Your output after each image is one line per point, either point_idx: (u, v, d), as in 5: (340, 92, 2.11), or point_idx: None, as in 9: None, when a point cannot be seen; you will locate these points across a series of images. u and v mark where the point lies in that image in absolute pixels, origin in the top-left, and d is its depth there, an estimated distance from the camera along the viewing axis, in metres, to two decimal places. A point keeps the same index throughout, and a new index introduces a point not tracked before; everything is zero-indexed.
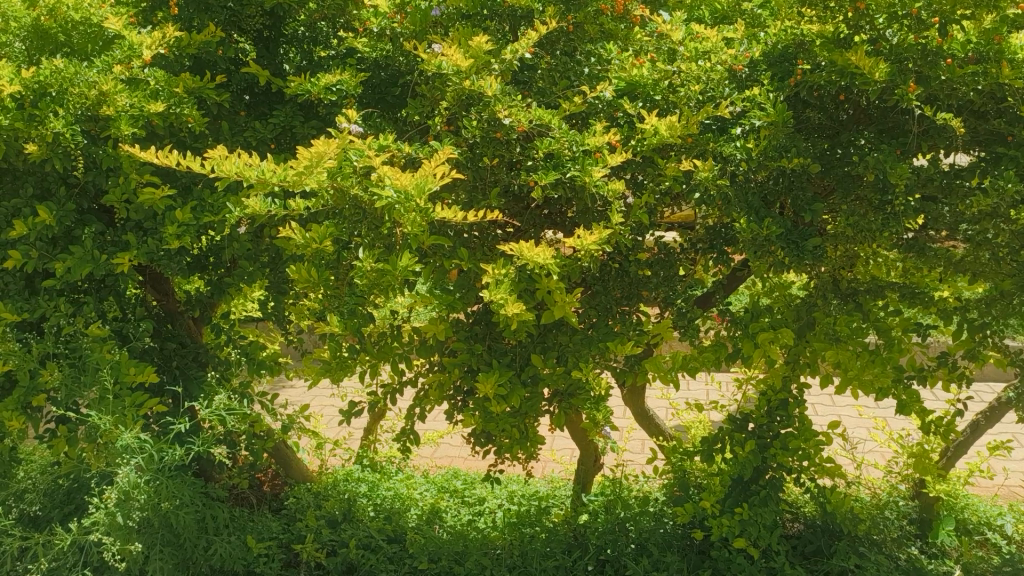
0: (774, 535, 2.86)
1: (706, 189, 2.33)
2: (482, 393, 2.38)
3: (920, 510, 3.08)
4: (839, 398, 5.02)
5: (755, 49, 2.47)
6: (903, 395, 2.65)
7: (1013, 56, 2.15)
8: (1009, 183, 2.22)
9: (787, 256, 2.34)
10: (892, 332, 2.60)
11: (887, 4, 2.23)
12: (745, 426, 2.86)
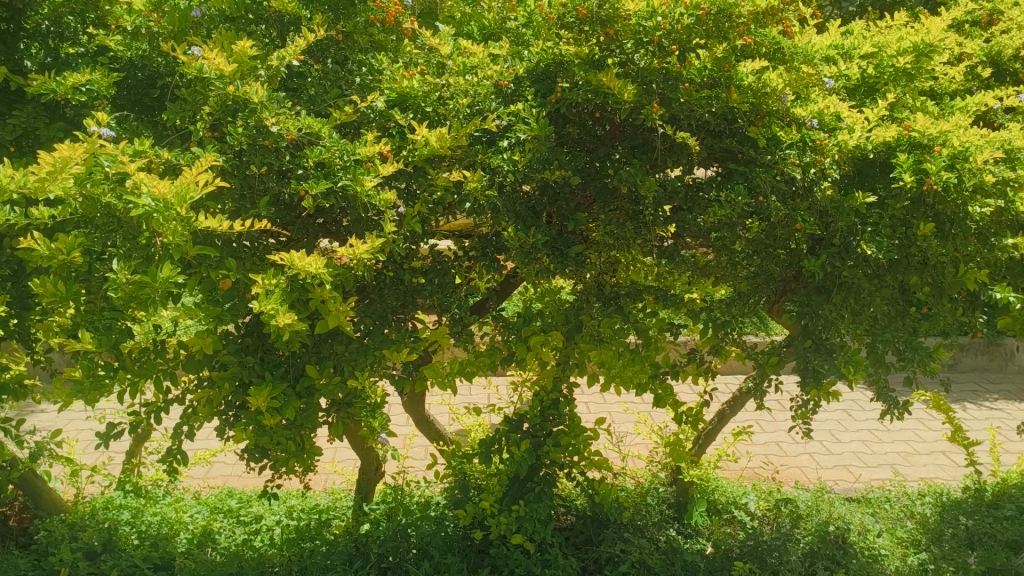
0: (548, 528, 3.00)
1: (475, 200, 2.41)
2: (254, 407, 2.32)
3: (678, 495, 3.37)
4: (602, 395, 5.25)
5: (519, 66, 2.57)
6: (659, 390, 2.93)
7: (739, 82, 2.43)
8: (739, 196, 2.49)
9: (552, 263, 2.48)
10: (649, 331, 2.85)
11: (633, 31, 2.44)
12: (520, 426, 3.00)
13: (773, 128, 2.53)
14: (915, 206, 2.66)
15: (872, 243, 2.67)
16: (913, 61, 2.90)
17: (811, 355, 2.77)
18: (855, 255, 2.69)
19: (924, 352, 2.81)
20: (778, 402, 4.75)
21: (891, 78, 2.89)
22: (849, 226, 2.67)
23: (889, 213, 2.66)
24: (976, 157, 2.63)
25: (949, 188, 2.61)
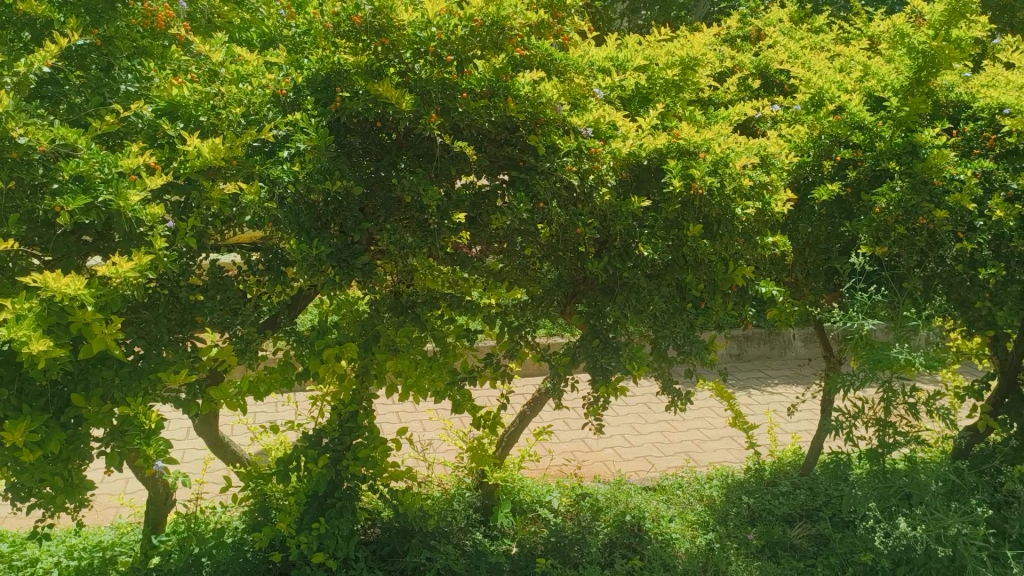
0: (351, 543, 2.97)
1: (254, 212, 2.31)
2: (10, 444, 2.12)
3: (483, 498, 3.41)
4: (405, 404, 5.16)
5: (296, 74, 2.52)
6: (457, 395, 2.94)
7: (517, 92, 2.50)
8: (520, 203, 2.56)
9: (337, 275, 2.48)
10: (447, 339, 2.90)
11: (409, 41, 2.47)
12: (319, 442, 2.91)
13: (552, 136, 2.61)
14: (684, 209, 2.85)
15: (649, 245, 2.79)
16: (681, 73, 3.11)
17: (599, 353, 2.92)
18: (634, 256, 2.84)
19: (700, 346, 2.98)
20: (575, 398, 4.89)
21: (661, 89, 3.08)
22: (627, 229, 2.79)
23: (663, 216, 2.82)
24: (735, 162, 2.86)
25: (713, 192, 2.82)
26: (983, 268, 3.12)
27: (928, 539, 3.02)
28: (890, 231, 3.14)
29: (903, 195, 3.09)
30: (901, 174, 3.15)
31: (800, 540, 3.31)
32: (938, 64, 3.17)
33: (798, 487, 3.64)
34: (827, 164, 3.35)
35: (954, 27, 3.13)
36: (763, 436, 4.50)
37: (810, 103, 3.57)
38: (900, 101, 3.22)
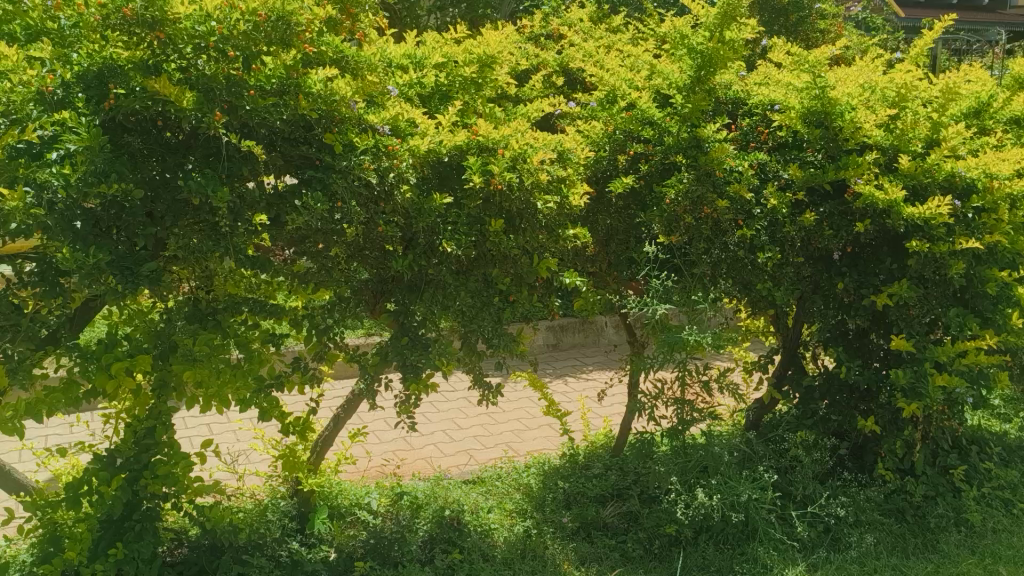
0: (154, 566, 2.81)
1: (21, 220, 2.18)
2: None
3: (299, 506, 3.32)
4: (212, 414, 4.90)
5: (63, 70, 2.35)
6: (264, 402, 2.81)
7: (309, 89, 2.48)
8: (317, 203, 2.50)
9: (121, 284, 2.30)
10: (252, 345, 2.77)
11: (188, 36, 2.39)
12: (112, 462, 2.75)
13: (348, 135, 2.60)
14: (485, 205, 2.92)
15: (453, 241, 2.82)
16: (478, 71, 3.13)
17: (407, 351, 2.92)
18: (438, 253, 2.87)
19: (508, 338, 3.03)
20: (391, 397, 4.84)
21: (460, 87, 3.12)
22: (429, 227, 2.84)
23: (465, 212, 2.87)
24: (533, 157, 2.91)
25: (513, 187, 2.88)
26: (761, 252, 3.40)
27: (723, 506, 3.27)
28: (679, 221, 3.37)
29: (689, 185, 3.30)
30: (686, 167, 3.38)
31: (612, 519, 3.45)
32: (715, 63, 3.42)
33: (610, 468, 3.79)
34: (621, 158, 3.51)
35: (727, 28, 3.39)
36: (577, 421, 4.66)
37: (605, 100, 3.66)
38: (683, 99, 3.42)
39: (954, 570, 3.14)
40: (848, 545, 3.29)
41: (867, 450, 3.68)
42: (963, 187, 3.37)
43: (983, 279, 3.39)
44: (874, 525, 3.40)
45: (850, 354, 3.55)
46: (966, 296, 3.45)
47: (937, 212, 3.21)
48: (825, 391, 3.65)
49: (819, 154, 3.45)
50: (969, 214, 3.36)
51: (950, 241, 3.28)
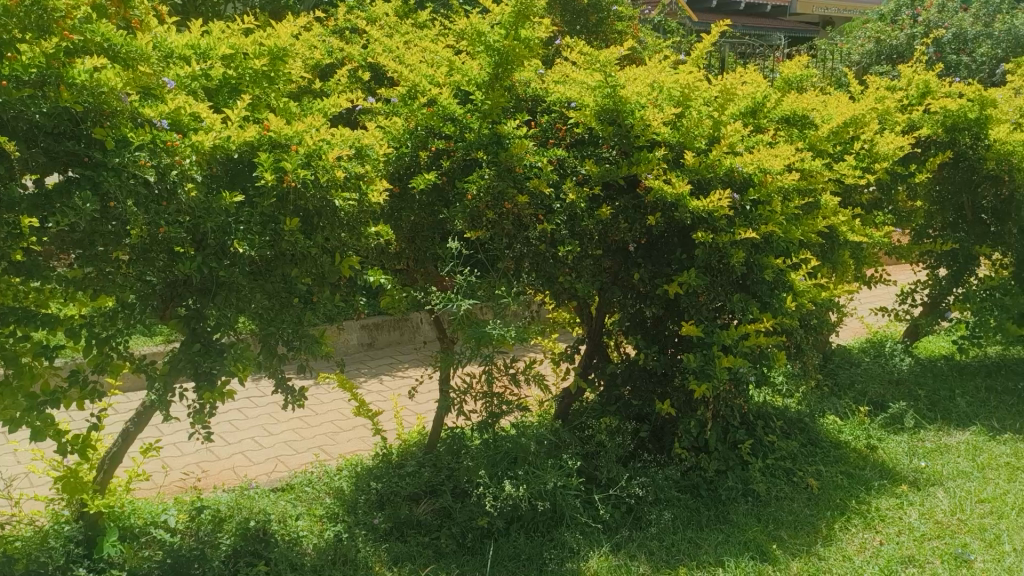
0: None
1: None
2: None
3: (85, 530, 3.07)
4: None
5: None
6: (37, 421, 2.55)
7: (71, 81, 2.33)
8: (83, 203, 2.31)
9: None
10: (21, 360, 2.56)
11: None
12: None
13: (121, 130, 2.44)
14: (280, 203, 2.80)
15: (245, 241, 2.68)
16: (270, 63, 3.00)
17: (200, 358, 2.77)
18: (230, 254, 2.71)
19: (309, 340, 2.95)
20: (187, 408, 4.59)
21: (250, 81, 2.98)
22: (220, 226, 2.66)
23: (257, 211, 2.73)
24: (328, 154, 2.83)
25: (308, 185, 2.79)
26: (562, 245, 3.50)
27: (529, 496, 3.35)
28: (482, 216, 3.40)
29: (490, 181, 3.33)
30: (488, 163, 3.39)
31: (425, 516, 3.41)
32: (512, 61, 3.45)
33: (423, 465, 3.72)
34: (423, 155, 3.48)
35: (522, 27, 3.40)
36: (390, 420, 4.62)
37: (407, 95, 3.58)
38: (483, 95, 3.46)
39: (741, 539, 3.39)
40: (648, 522, 3.47)
41: (666, 431, 3.88)
42: (742, 181, 3.63)
43: (762, 266, 3.65)
44: (671, 502, 3.60)
45: (648, 341, 3.80)
46: (746, 282, 3.73)
47: (718, 205, 3.44)
48: (627, 377, 3.86)
49: (614, 150, 3.61)
50: (746, 206, 3.63)
51: (731, 232, 3.51)
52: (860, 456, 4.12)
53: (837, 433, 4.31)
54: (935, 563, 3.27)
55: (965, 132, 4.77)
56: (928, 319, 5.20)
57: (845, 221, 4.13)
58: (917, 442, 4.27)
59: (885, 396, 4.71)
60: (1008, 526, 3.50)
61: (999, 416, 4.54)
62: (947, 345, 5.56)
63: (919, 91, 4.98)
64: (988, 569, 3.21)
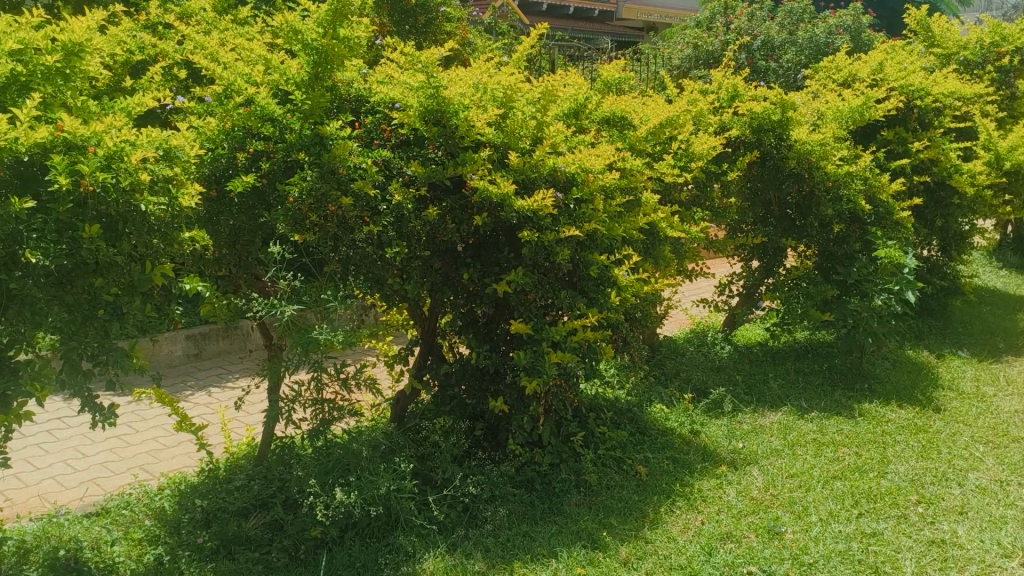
0: None
1: None
2: None
3: None
4: None
5: None
6: None
7: None
8: None
9: None
10: None
11: None
12: None
13: None
14: (79, 209, 2.61)
15: (37, 252, 2.52)
16: (65, 60, 2.82)
17: None
18: (22, 265, 2.55)
19: (118, 353, 2.77)
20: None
21: (41, 78, 2.76)
22: (9, 234, 2.49)
23: (51, 217, 2.56)
24: (131, 156, 2.66)
25: (107, 189, 2.61)
26: (389, 247, 3.47)
27: (361, 502, 3.30)
28: (305, 219, 3.30)
29: (313, 183, 3.24)
30: (310, 165, 3.30)
31: (255, 531, 3.27)
32: (331, 61, 3.42)
33: (253, 479, 3.57)
34: (240, 156, 3.35)
35: (339, 26, 3.39)
36: (218, 434, 4.43)
37: (222, 95, 3.42)
38: (303, 95, 3.37)
39: (573, 529, 3.48)
40: (483, 520, 3.50)
41: (500, 429, 3.92)
42: (565, 180, 3.73)
43: (587, 263, 3.77)
44: (506, 498, 3.64)
45: (480, 340, 3.85)
46: (574, 279, 3.86)
47: (543, 204, 3.51)
48: (461, 376, 3.88)
49: (440, 151, 3.61)
50: (571, 204, 3.72)
51: (556, 231, 3.62)
52: (685, 440, 4.32)
53: (663, 421, 4.51)
54: (751, 537, 3.49)
55: (770, 133, 5.10)
56: (744, 308, 5.53)
57: (664, 217, 4.31)
58: (736, 425, 4.53)
59: (707, 382, 4.96)
60: (814, 498, 3.78)
61: (807, 396, 4.89)
62: (762, 332, 5.93)
63: (729, 94, 5.25)
64: (797, 539, 3.46)
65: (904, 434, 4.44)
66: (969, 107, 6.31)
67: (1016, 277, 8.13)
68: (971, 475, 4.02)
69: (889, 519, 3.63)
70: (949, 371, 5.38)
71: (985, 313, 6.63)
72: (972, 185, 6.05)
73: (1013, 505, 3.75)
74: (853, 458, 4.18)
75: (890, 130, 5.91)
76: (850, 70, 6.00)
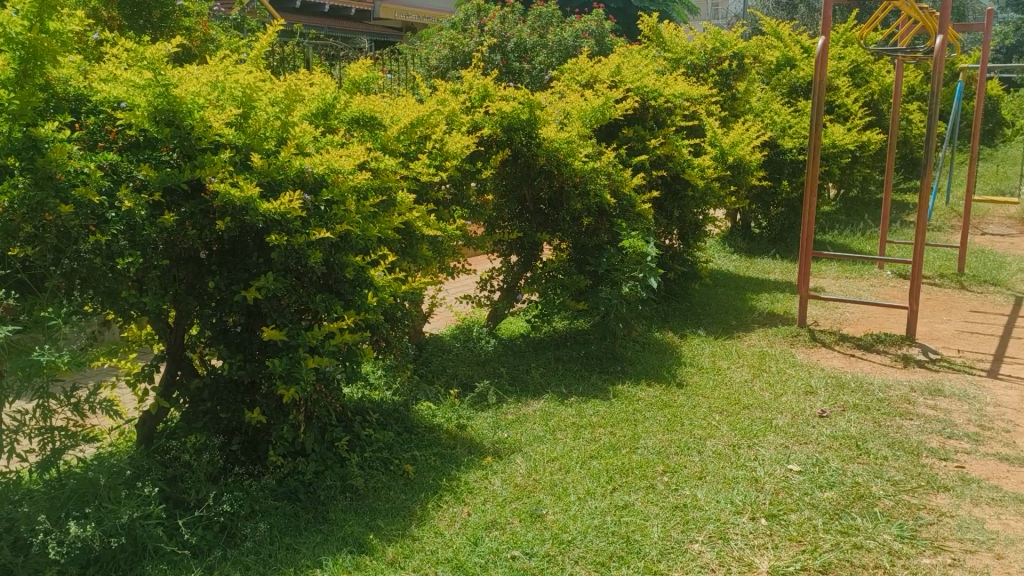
0: None
1: None
2: None
3: None
4: None
5: None
6: None
7: None
8: None
9: None
10: None
11: None
12: None
13: None
14: None
15: None
16: None
17: None
18: None
19: None
20: None
21: None
22: None
23: None
24: None
25: None
26: (121, 258, 3.19)
27: (100, 534, 3.04)
28: (19, 231, 3.01)
29: (26, 192, 2.98)
30: (22, 170, 3.03)
31: None
32: (41, 57, 3.14)
33: None
34: None
35: (48, 20, 3.14)
36: None
37: None
38: (9, 94, 3.06)
39: (339, 535, 3.43)
40: (243, 537, 3.37)
41: (259, 441, 3.78)
42: (313, 181, 3.65)
43: (341, 265, 3.71)
44: (267, 512, 3.53)
45: (232, 350, 3.65)
46: (329, 281, 3.78)
47: (290, 206, 3.44)
48: (213, 391, 3.71)
49: (174, 154, 3.41)
50: (320, 206, 3.65)
51: (306, 233, 3.55)
52: (451, 435, 4.38)
53: (430, 418, 4.55)
54: (514, 523, 3.60)
55: (519, 131, 5.29)
56: (505, 303, 5.72)
57: (420, 216, 4.34)
58: (500, 416, 4.67)
59: (472, 377, 5.08)
60: (572, 479, 3.98)
61: (565, 382, 5.14)
62: (524, 324, 6.16)
63: (479, 94, 5.40)
64: (557, 519, 3.63)
65: (652, 411, 4.78)
66: (697, 106, 6.90)
67: (746, 260, 9.02)
68: (709, 442, 4.41)
69: (639, 490, 3.90)
70: (691, 349, 5.86)
71: (720, 294, 7.29)
72: (702, 178, 6.63)
73: (743, 466, 4.15)
74: (607, 437, 4.44)
75: (630, 128, 6.34)
76: (591, 72, 6.39)
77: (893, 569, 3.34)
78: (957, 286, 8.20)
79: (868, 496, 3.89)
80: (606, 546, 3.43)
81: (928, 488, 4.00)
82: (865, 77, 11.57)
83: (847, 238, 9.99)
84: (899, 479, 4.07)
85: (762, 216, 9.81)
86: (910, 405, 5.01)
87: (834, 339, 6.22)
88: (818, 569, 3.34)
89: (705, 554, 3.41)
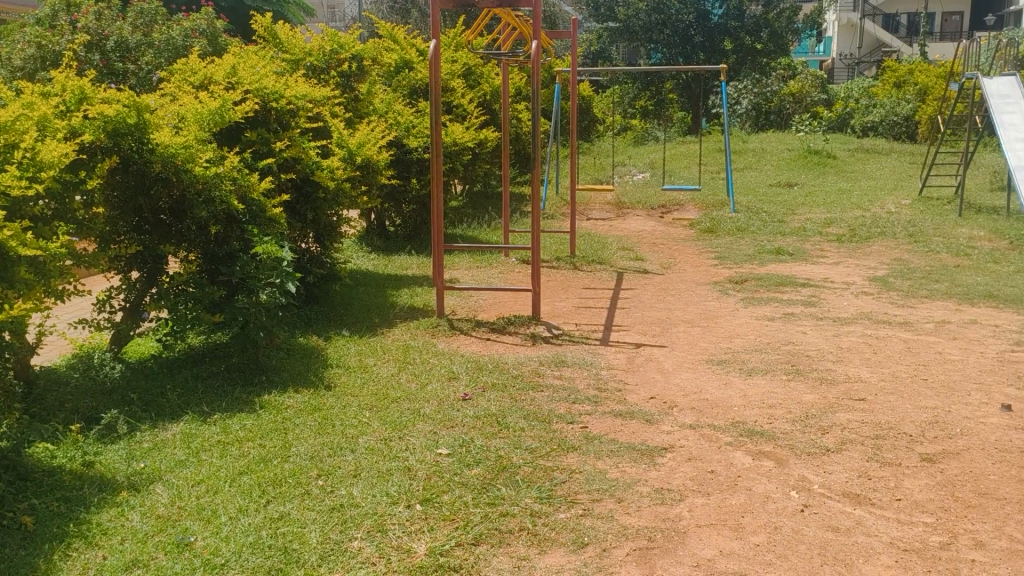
0: None
1: None
2: None
3: None
4: None
5: None
6: None
7: None
8: None
9: None
10: None
11: None
12: None
13: None
14: None
15: None
16: None
17: None
18: None
19: None
20: None
21: None
22: None
23: None
24: None
25: None
26: None
27: None
28: None
29: None
30: None
31: None
32: None
33: None
34: None
35: None
36: None
37: None
38: None
39: None
40: None
41: None
42: None
43: None
44: None
45: None
46: None
47: None
48: None
49: None
50: None
51: None
52: (76, 475, 3.93)
53: (47, 460, 4.03)
54: (159, 557, 3.34)
55: (127, 137, 4.92)
56: (130, 323, 5.26)
57: (13, 234, 3.79)
58: (134, 446, 4.29)
59: (97, 408, 4.61)
60: (222, 499, 3.78)
61: (207, 400, 4.87)
62: (156, 344, 5.72)
63: (75, 96, 4.89)
64: (207, 544, 3.43)
65: (301, 416, 4.71)
66: (320, 108, 6.91)
67: (383, 258, 9.24)
68: (361, 439, 4.45)
69: (294, 499, 3.82)
70: (337, 350, 5.87)
71: (361, 294, 7.38)
72: (332, 179, 6.65)
73: (395, 458, 4.25)
74: (256, 451, 4.28)
75: (253, 131, 6.16)
76: (205, 73, 6.11)
77: (535, 528, 3.66)
78: (572, 267, 9.16)
79: (509, 466, 4.20)
80: (263, 562, 3.32)
81: (559, 450, 4.43)
82: (477, 79, 12.41)
83: (475, 231, 10.70)
84: (535, 447, 4.45)
85: (395, 213, 10.14)
86: (539, 378, 5.50)
87: (470, 326, 6.62)
88: (471, 541, 3.54)
89: (365, 549, 3.44)
